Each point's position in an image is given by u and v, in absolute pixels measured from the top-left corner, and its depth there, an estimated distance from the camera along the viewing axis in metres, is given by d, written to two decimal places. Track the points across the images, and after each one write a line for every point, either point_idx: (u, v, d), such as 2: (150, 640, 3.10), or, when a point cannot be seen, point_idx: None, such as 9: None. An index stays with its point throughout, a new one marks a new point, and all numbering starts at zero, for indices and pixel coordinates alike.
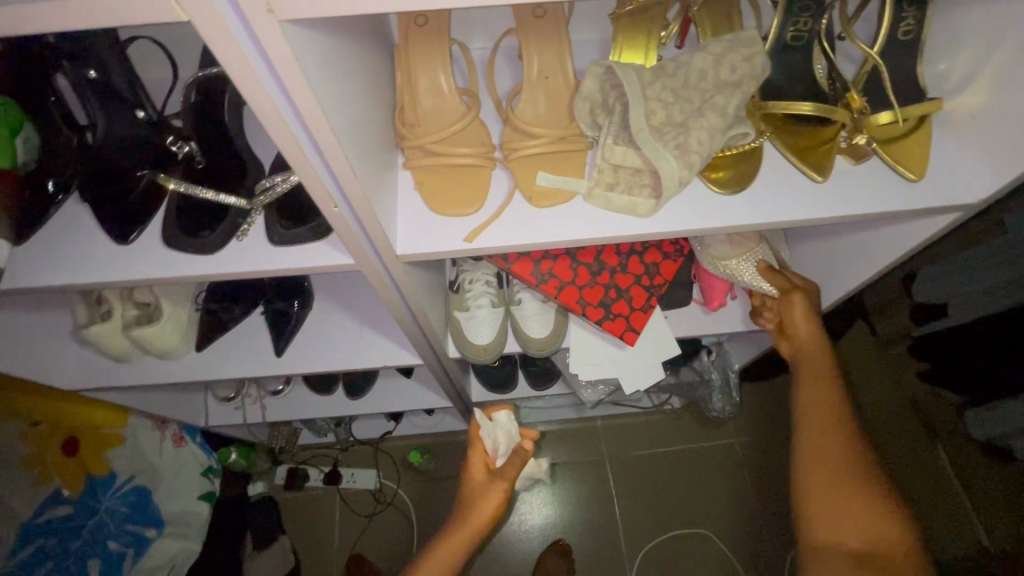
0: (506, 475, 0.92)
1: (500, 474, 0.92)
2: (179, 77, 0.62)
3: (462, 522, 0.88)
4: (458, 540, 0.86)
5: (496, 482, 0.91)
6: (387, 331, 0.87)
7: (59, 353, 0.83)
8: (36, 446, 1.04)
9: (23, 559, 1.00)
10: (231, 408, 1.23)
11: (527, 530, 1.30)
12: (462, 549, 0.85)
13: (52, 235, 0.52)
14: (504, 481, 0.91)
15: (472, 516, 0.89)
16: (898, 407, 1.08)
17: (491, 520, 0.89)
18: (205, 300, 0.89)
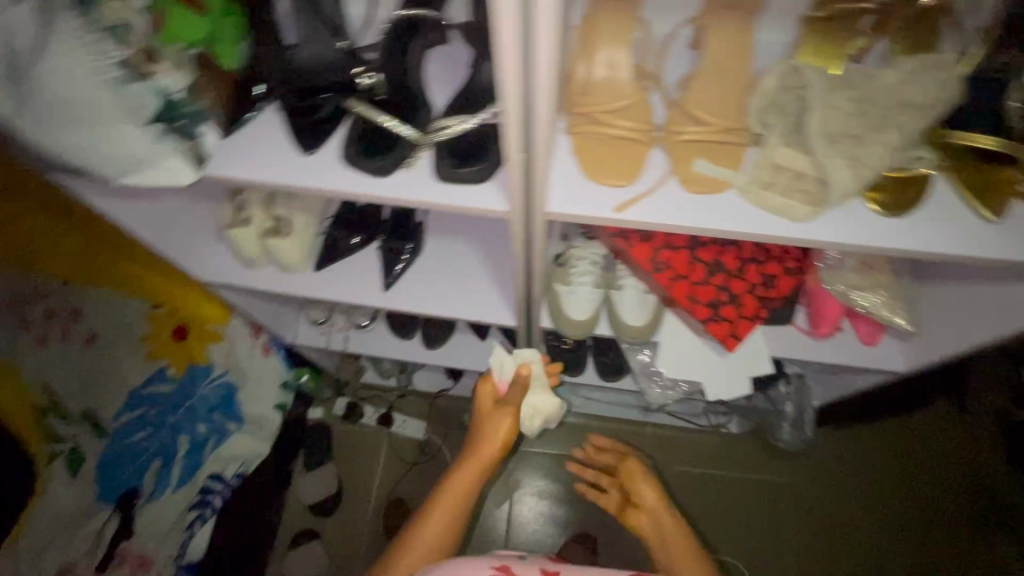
0: (512, 400, 0.95)
1: (507, 401, 0.95)
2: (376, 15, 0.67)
3: (480, 448, 0.89)
4: (473, 470, 0.87)
5: (505, 408, 0.93)
6: (491, 291, 0.93)
7: (197, 247, 0.92)
8: (156, 328, 1.23)
9: (126, 421, 1.15)
10: (316, 331, 1.31)
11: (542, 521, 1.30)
12: (480, 474, 0.86)
13: (248, 133, 0.58)
14: (512, 405, 0.93)
15: (486, 442, 0.90)
16: (965, 489, 1.26)
17: (505, 445, 0.91)
18: (329, 225, 0.96)
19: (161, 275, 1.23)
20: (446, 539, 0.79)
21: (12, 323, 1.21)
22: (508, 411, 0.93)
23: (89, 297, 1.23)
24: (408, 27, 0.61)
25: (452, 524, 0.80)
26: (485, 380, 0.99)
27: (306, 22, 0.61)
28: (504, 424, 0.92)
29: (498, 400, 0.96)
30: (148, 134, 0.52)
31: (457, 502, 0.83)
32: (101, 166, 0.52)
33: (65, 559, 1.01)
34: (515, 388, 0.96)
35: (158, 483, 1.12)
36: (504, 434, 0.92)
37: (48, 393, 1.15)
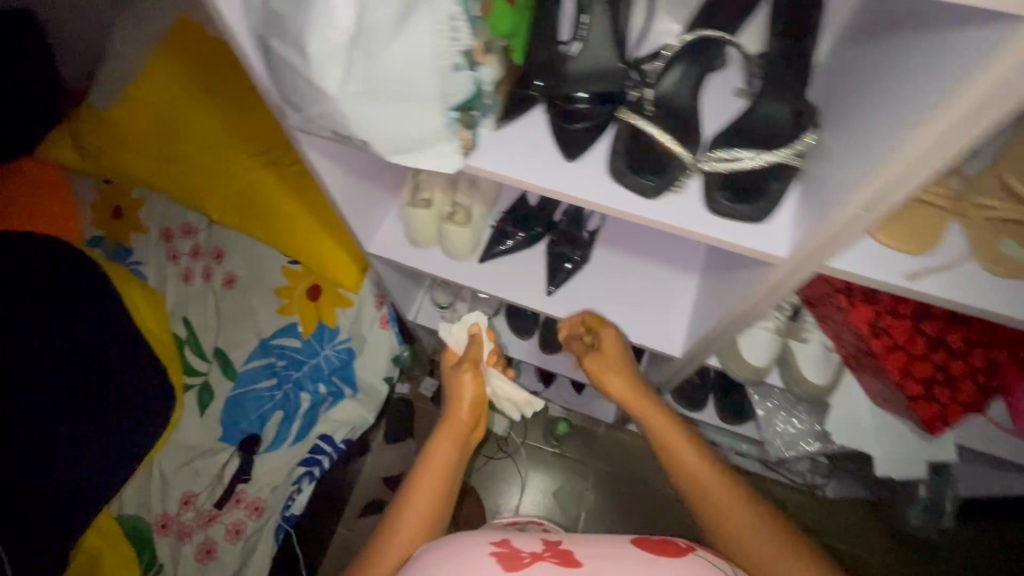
0: (470, 358, 0.90)
1: (463, 360, 0.90)
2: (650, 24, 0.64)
3: (449, 416, 0.82)
4: (449, 435, 0.80)
5: (462, 367, 0.88)
6: (644, 311, 0.92)
7: (379, 219, 0.95)
8: (292, 282, 1.25)
9: (256, 367, 1.19)
10: (437, 315, 1.31)
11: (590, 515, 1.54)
12: (453, 448, 0.78)
13: (518, 130, 0.58)
14: (469, 362, 0.89)
15: (455, 410, 0.83)
16: None
17: (473, 407, 0.85)
18: (500, 219, 0.97)
19: (305, 230, 1.22)
20: (433, 512, 0.72)
21: (165, 255, 1.28)
22: (466, 369, 0.87)
23: (235, 239, 1.27)
24: (699, 43, 0.58)
25: (433, 511, 0.72)
26: (592, 325, 0.83)
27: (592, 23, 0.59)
28: (463, 383, 0.86)
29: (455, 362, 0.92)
30: (441, 114, 0.50)
31: (437, 486, 0.74)
32: (373, 137, 0.52)
33: (187, 489, 1.10)
34: (472, 347, 0.93)
35: (276, 435, 1.15)
36: (469, 395, 0.85)
37: (188, 326, 1.22)
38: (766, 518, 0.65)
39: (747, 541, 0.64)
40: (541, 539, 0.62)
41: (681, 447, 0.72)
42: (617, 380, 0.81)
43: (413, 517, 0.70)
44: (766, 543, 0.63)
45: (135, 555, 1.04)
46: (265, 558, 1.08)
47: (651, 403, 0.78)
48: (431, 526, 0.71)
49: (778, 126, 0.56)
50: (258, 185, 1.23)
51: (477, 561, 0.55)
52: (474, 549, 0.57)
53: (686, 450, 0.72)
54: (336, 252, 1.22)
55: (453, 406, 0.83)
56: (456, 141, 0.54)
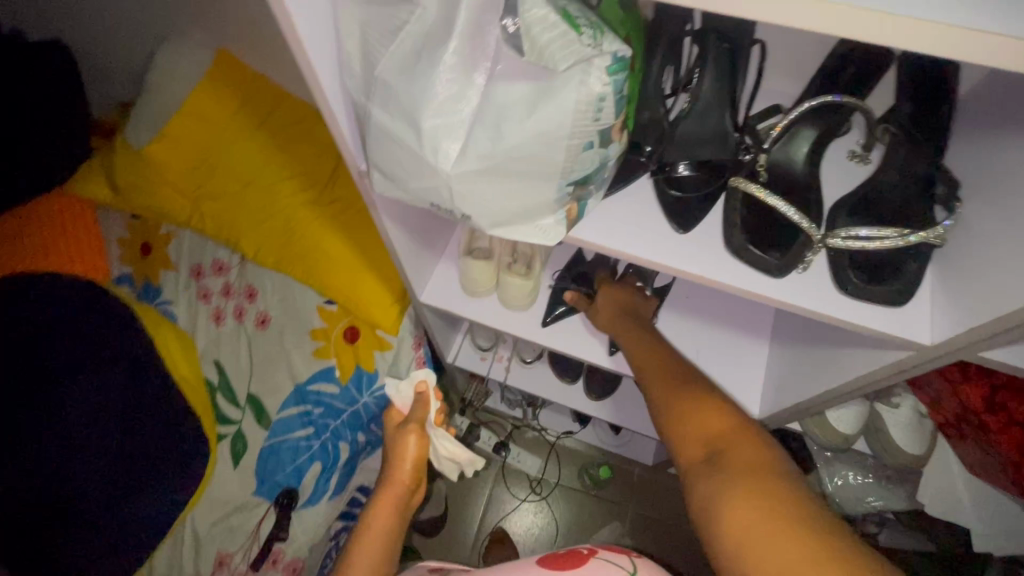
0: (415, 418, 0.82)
1: (409, 421, 0.81)
2: (761, 82, 0.60)
3: (387, 482, 0.77)
4: (388, 500, 0.75)
5: (405, 429, 0.80)
6: (716, 368, 0.86)
7: (431, 264, 0.90)
8: (328, 323, 1.19)
9: (292, 415, 1.13)
10: (477, 357, 1.27)
11: None
12: (397, 509, 0.74)
13: (625, 200, 0.54)
14: (415, 423, 0.80)
15: (396, 474, 0.78)
16: None
17: (417, 468, 0.79)
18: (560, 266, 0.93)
19: (343, 270, 1.16)
20: (382, 560, 0.69)
21: (195, 294, 1.23)
22: (411, 433, 0.79)
23: (268, 277, 1.21)
24: (818, 108, 0.55)
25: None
26: (598, 285, 0.88)
27: (704, 84, 0.55)
28: (408, 447, 0.79)
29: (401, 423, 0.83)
30: (559, 186, 0.46)
31: (381, 551, 0.70)
32: (479, 210, 0.47)
33: (221, 549, 1.05)
34: (419, 406, 0.83)
35: (314, 490, 1.09)
36: (412, 454, 0.79)
37: (219, 369, 1.17)
38: (721, 413, 0.60)
39: (682, 419, 0.61)
40: None
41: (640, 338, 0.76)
42: (634, 342, 0.76)
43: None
44: (702, 424, 0.59)
45: None
46: None
47: (630, 325, 0.79)
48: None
49: (903, 200, 0.52)
50: (298, 221, 1.19)
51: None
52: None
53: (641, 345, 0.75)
54: (376, 291, 1.15)
55: (392, 468, 0.78)
56: (563, 211, 0.50)
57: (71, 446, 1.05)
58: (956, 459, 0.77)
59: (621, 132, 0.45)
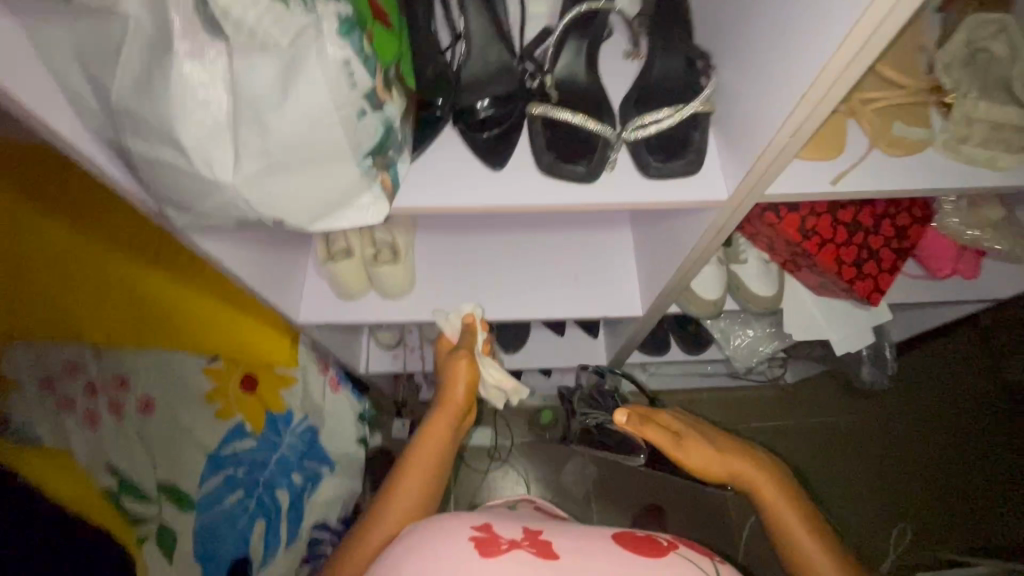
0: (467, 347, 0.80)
1: (461, 347, 0.80)
2: (528, 12, 0.63)
3: (441, 406, 0.75)
4: (443, 422, 0.74)
5: (456, 353, 0.79)
6: (593, 286, 0.92)
7: (299, 282, 0.87)
8: (220, 381, 1.12)
9: (216, 485, 1.06)
10: (389, 358, 1.25)
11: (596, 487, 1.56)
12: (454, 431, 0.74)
13: (435, 157, 0.55)
14: (465, 350, 0.79)
15: (448, 396, 0.77)
16: None
17: (468, 395, 0.78)
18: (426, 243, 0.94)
19: (216, 320, 1.10)
20: (431, 485, 0.69)
21: (53, 406, 1.06)
22: (462, 355, 0.78)
23: (137, 358, 1.12)
24: (583, 23, 0.59)
25: (428, 492, 0.68)
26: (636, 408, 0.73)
27: (474, 29, 0.58)
28: (458, 371, 0.77)
29: (452, 349, 0.81)
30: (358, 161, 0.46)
31: (431, 472, 0.70)
32: (286, 209, 0.46)
33: None
34: (467, 333, 0.82)
35: (266, 547, 1.04)
36: (463, 380, 0.77)
37: (117, 473, 1.04)
38: None
39: None
40: (522, 527, 0.53)
41: (792, 513, 0.63)
42: (741, 475, 0.67)
43: (410, 495, 0.67)
44: None
45: None
46: None
47: (764, 484, 0.65)
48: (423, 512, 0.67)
49: (675, 80, 0.58)
50: (143, 289, 1.07)
51: (448, 547, 0.47)
52: (449, 535, 0.49)
53: (811, 545, 0.60)
54: (259, 328, 1.10)
55: (447, 391, 0.76)
56: (377, 184, 0.49)
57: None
58: (802, 288, 0.89)
59: (389, 90, 0.46)
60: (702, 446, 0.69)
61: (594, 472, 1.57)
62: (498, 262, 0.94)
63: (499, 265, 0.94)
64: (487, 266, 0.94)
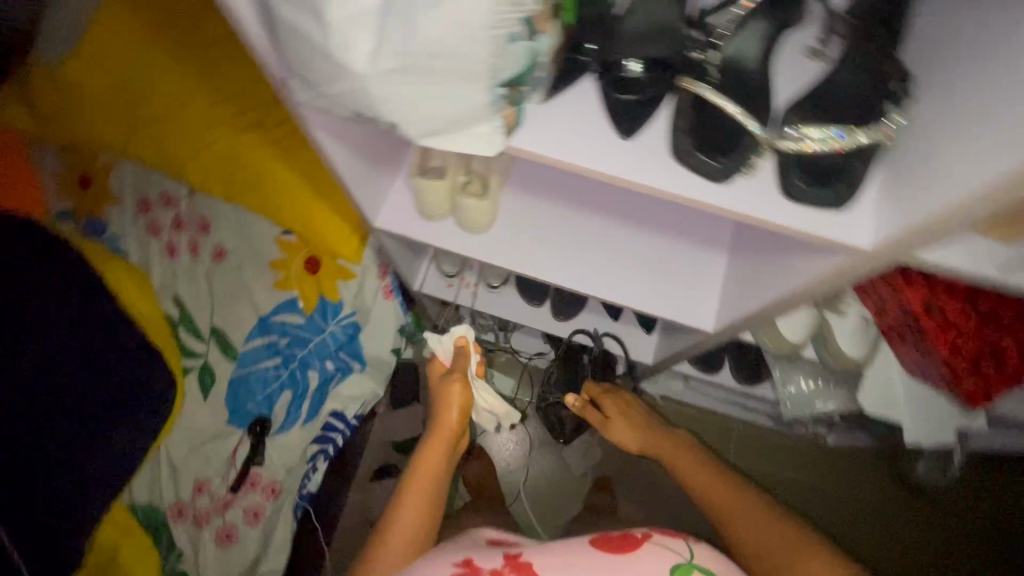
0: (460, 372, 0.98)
1: (455, 372, 0.98)
2: None
3: (440, 427, 0.92)
4: (439, 445, 0.90)
5: (451, 378, 0.97)
6: (669, 286, 0.88)
7: (385, 187, 0.87)
8: (287, 255, 1.17)
9: (258, 347, 1.13)
10: (444, 284, 1.26)
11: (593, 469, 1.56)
12: (448, 451, 0.90)
13: (567, 106, 0.51)
14: (459, 374, 0.97)
15: (446, 419, 0.93)
16: None
17: (462, 418, 0.95)
18: (516, 187, 0.91)
19: (299, 196, 1.12)
20: (434, 500, 0.83)
21: (144, 227, 1.18)
22: (456, 380, 0.96)
23: (220, 208, 1.17)
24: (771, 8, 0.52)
25: (432, 505, 0.82)
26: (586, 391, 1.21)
27: None
28: (453, 394, 0.95)
29: (445, 372, 0.99)
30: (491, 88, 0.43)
31: (432, 484, 0.85)
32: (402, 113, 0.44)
33: (199, 476, 1.04)
34: (463, 354, 1.02)
35: (286, 417, 1.10)
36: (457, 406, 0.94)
37: (180, 304, 1.14)
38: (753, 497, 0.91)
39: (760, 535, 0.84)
40: (503, 552, 0.59)
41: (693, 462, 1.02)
42: (648, 433, 1.14)
43: (414, 506, 0.81)
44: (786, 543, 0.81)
45: (152, 540, 1.00)
46: (286, 537, 1.05)
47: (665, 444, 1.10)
48: (426, 528, 0.80)
49: (859, 98, 0.50)
50: (246, 148, 1.13)
51: None
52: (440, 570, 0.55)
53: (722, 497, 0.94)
54: (335, 218, 1.13)
55: (444, 416, 0.93)
56: (499, 117, 0.47)
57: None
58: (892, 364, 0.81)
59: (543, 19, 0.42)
60: (621, 424, 1.15)
61: (598, 456, 1.56)
62: (581, 228, 0.89)
63: (582, 231, 0.89)
64: (570, 229, 0.89)
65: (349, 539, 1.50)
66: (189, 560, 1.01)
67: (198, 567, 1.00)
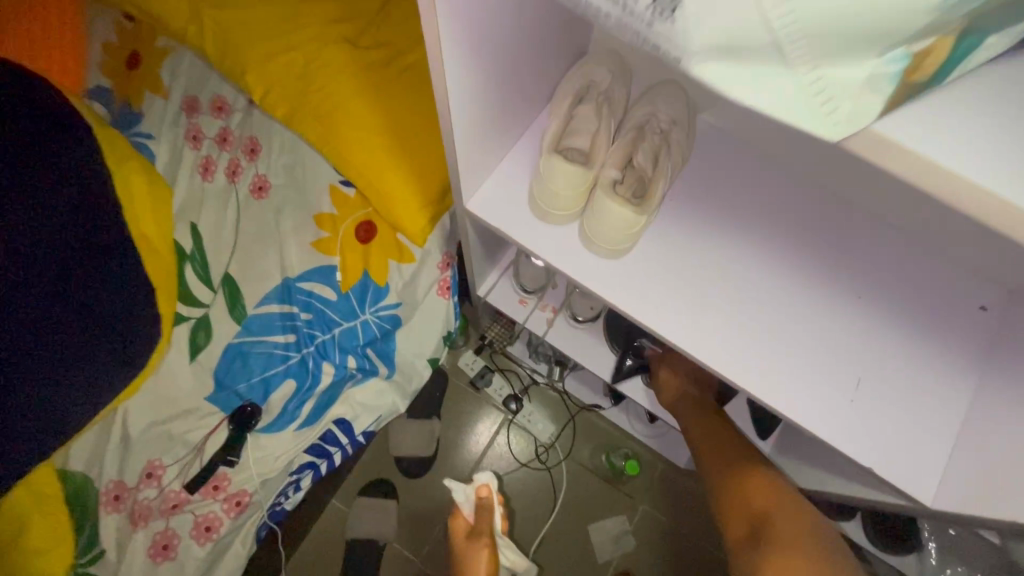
0: (484, 527, 1.05)
1: (480, 532, 1.04)
2: None
3: None
4: None
5: (480, 541, 1.03)
6: (870, 412, 0.57)
7: (489, 158, 0.61)
8: (338, 210, 0.92)
9: (272, 314, 0.89)
10: (516, 299, 0.97)
11: (621, 559, 1.30)
12: None
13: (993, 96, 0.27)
14: (486, 536, 1.04)
15: None
16: None
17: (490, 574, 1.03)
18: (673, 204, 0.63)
19: (371, 142, 0.87)
20: None
21: (183, 132, 0.97)
22: (484, 546, 1.02)
23: (276, 132, 0.94)
24: None
25: None
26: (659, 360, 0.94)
27: None
28: (484, 554, 1.02)
29: (471, 532, 1.05)
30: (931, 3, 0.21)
31: None
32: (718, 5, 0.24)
33: (152, 457, 0.81)
34: (485, 513, 1.06)
35: (279, 413, 0.86)
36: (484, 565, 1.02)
37: (196, 236, 0.93)
38: (772, 488, 0.73)
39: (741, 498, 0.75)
40: None
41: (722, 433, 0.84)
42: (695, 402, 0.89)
43: None
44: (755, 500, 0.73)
45: (74, 527, 0.77)
46: (239, 561, 0.83)
47: (702, 410, 0.88)
48: None
49: None
50: (325, 65, 0.88)
51: None
52: None
53: (726, 440, 0.83)
54: (408, 180, 0.87)
55: None
56: (910, 54, 0.24)
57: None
58: None
59: None
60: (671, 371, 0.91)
61: (631, 545, 1.31)
62: (749, 292, 0.62)
63: (750, 295, 0.62)
64: (734, 287, 0.62)
65: (319, 555, 1.26)
66: (109, 564, 0.77)
67: None
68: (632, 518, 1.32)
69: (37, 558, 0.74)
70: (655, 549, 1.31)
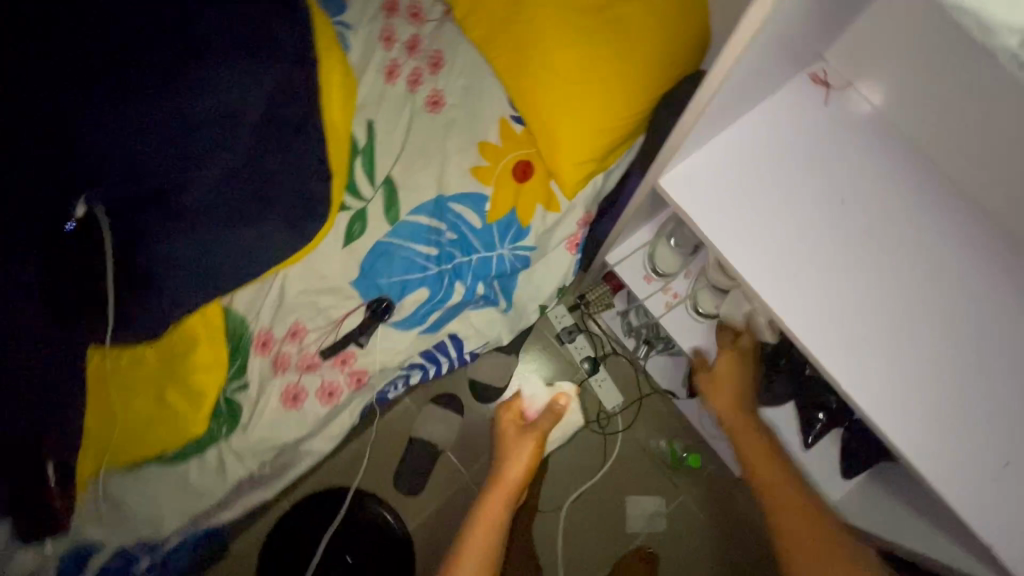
0: (542, 425, 1.14)
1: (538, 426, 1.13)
2: None
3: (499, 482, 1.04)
4: (500, 496, 1.02)
5: (535, 434, 1.11)
6: (1003, 491, 0.57)
7: (699, 139, 0.62)
8: (503, 142, 0.95)
9: (423, 224, 0.95)
10: (642, 275, 0.98)
11: (648, 536, 1.36)
12: (512, 498, 1.02)
13: None
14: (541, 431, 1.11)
15: (505, 477, 1.05)
16: None
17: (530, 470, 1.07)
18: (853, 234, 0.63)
19: (559, 83, 0.87)
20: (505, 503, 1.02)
21: (379, 29, 1.01)
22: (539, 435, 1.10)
23: (464, 52, 0.97)
24: None
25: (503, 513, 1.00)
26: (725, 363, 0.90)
27: None
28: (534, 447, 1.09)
29: (528, 427, 1.14)
30: None
31: (508, 490, 1.03)
32: None
33: (299, 320, 0.92)
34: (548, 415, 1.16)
35: (409, 314, 0.94)
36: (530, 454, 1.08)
37: (370, 132, 0.99)
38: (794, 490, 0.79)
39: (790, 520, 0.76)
40: None
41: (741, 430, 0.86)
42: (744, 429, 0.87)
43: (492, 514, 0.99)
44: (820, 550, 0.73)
45: (228, 356, 0.90)
46: (344, 428, 0.95)
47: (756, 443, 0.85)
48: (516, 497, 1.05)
49: None
50: None
51: None
52: None
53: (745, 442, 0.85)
54: (583, 131, 0.88)
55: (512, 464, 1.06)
56: None
57: (173, 121, 0.89)
58: None
59: None
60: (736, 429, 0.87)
61: (660, 526, 1.37)
62: (916, 340, 0.61)
63: (919, 344, 0.61)
64: (902, 332, 0.61)
65: (380, 441, 1.40)
66: (249, 396, 0.90)
67: (253, 410, 0.90)
68: (671, 506, 1.38)
69: (198, 373, 0.87)
70: (681, 536, 1.37)
